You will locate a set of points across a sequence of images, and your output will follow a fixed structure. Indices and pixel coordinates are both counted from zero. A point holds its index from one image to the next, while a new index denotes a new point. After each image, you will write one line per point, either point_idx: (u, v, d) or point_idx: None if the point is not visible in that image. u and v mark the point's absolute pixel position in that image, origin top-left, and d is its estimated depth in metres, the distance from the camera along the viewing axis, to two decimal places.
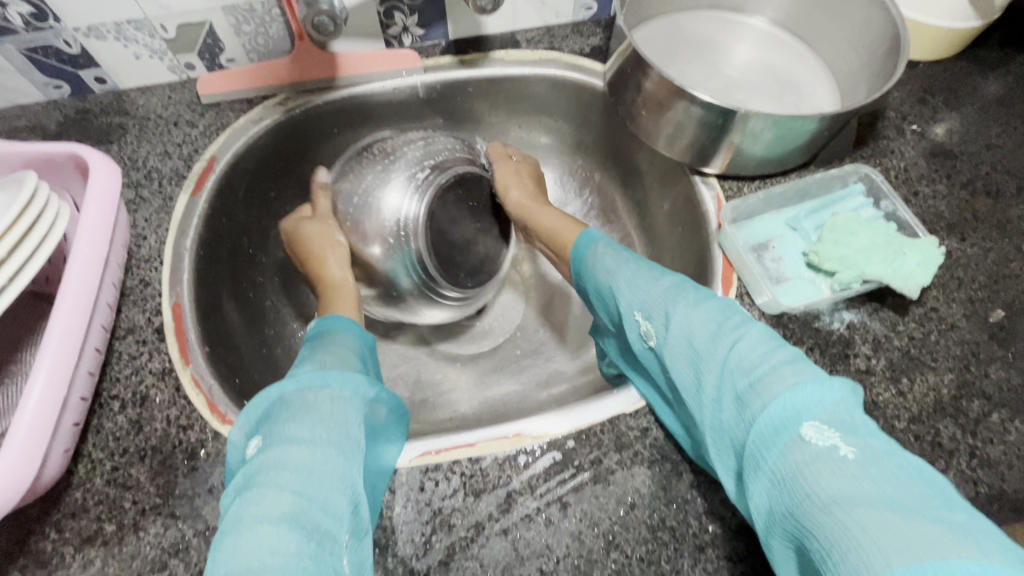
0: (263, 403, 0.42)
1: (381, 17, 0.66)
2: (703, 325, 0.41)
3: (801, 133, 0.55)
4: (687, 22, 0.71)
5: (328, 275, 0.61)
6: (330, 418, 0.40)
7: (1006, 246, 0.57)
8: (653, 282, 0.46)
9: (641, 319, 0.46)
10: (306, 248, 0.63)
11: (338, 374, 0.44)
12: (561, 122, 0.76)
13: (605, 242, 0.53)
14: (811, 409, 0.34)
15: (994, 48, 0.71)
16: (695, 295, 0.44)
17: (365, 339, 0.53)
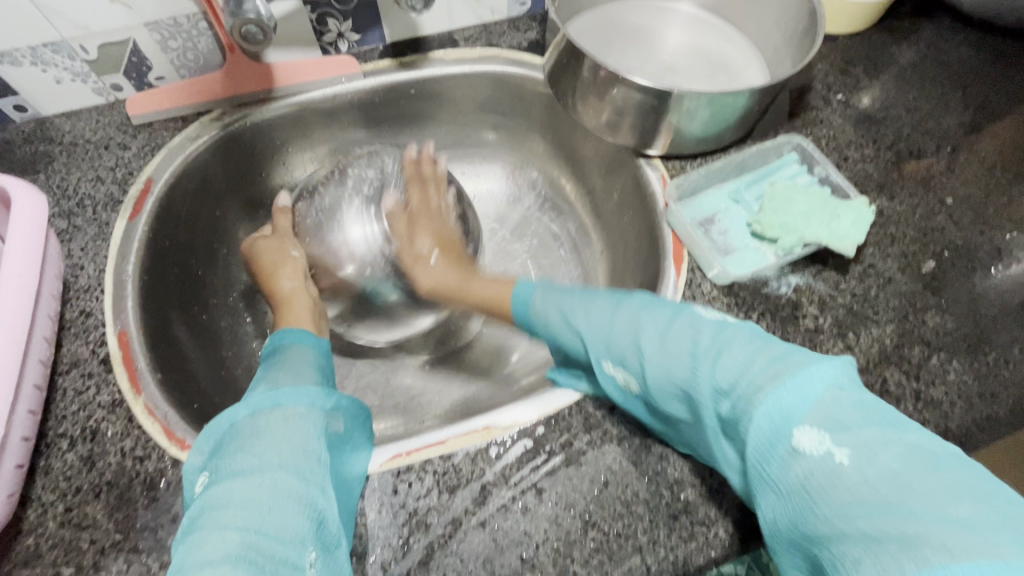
0: (207, 436, 0.42)
1: (315, 24, 0.66)
2: (672, 347, 0.41)
3: (733, 108, 0.57)
4: (619, 12, 0.73)
5: (281, 288, 0.61)
6: (281, 441, 0.40)
7: (930, 201, 0.61)
8: (611, 316, 0.45)
9: (612, 368, 0.45)
10: (259, 266, 0.63)
11: (288, 393, 0.43)
12: (507, 118, 0.77)
13: (549, 290, 0.51)
14: (800, 407, 0.34)
15: (905, 18, 0.75)
16: (657, 317, 0.44)
17: (323, 348, 0.52)
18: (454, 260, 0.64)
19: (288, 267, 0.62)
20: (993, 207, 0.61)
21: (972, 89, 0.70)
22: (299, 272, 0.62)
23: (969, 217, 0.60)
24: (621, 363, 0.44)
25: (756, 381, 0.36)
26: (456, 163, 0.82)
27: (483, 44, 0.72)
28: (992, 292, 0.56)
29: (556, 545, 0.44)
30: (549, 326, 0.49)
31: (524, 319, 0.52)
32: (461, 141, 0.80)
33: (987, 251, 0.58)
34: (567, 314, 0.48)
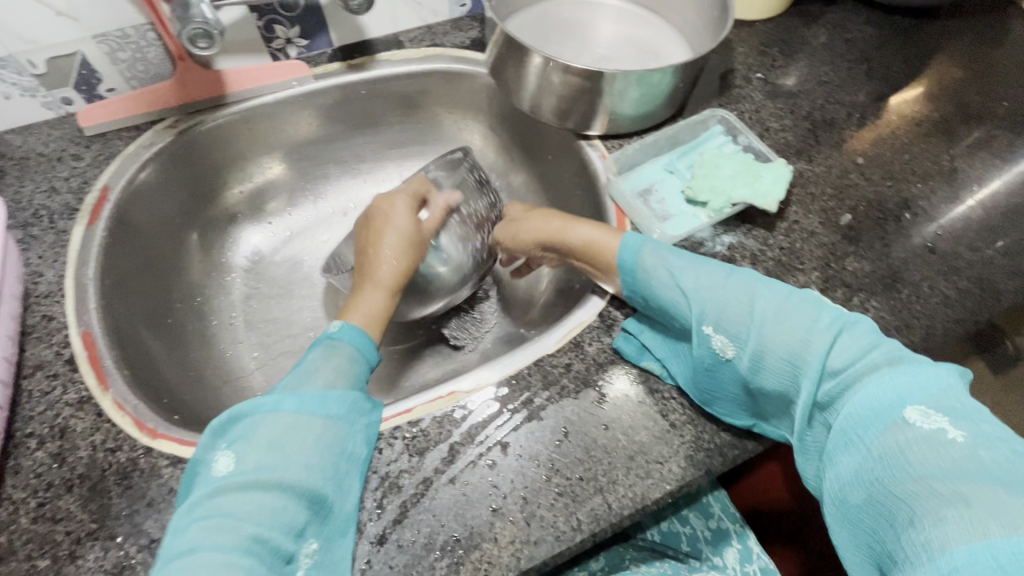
0: (237, 416, 0.45)
1: (263, 31, 0.68)
2: (800, 326, 0.45)
3: (659, 86, 0.62)
4: (551, 9, 0.78)
5: (381, 251, 0.60)
6: (310, 444, 0.44)
7: (844, 162, 0.67)
8: (725, 286, 0.48)
9: (714, 335, 0.48)
10: (376, 234, 0.62)
11: (340, 399, 0.46)
12: (458, 114, 0.81)
13: (658, 246, 0.53)
14: (920, 394, 0.40)
15: (813, 3, 0.83)
16: (785, 295, 0.47)
17: (371, 348, 0.53)
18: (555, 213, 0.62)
19: (396, 236, 0.61)
20: (899, 163, 0.67)
21: (876, 62, 0.77)
22: (407, 254, 0.61)
23: (878, 174, 0.66)
24: (734, 329, 0.47)
25: (883, 370, 0.42)
26: (413, 159, 0.85)
27: (428, 44, 0.76)
28: (902, 237, 0.62)
29: (523, 493, 0.46)
30: (653, 278, 0.51)
31: (629, 268, 0.52)
32: (416, 139, 0.84)
33: (896, 202, 0.64)
34: (675, 272, 0.50)
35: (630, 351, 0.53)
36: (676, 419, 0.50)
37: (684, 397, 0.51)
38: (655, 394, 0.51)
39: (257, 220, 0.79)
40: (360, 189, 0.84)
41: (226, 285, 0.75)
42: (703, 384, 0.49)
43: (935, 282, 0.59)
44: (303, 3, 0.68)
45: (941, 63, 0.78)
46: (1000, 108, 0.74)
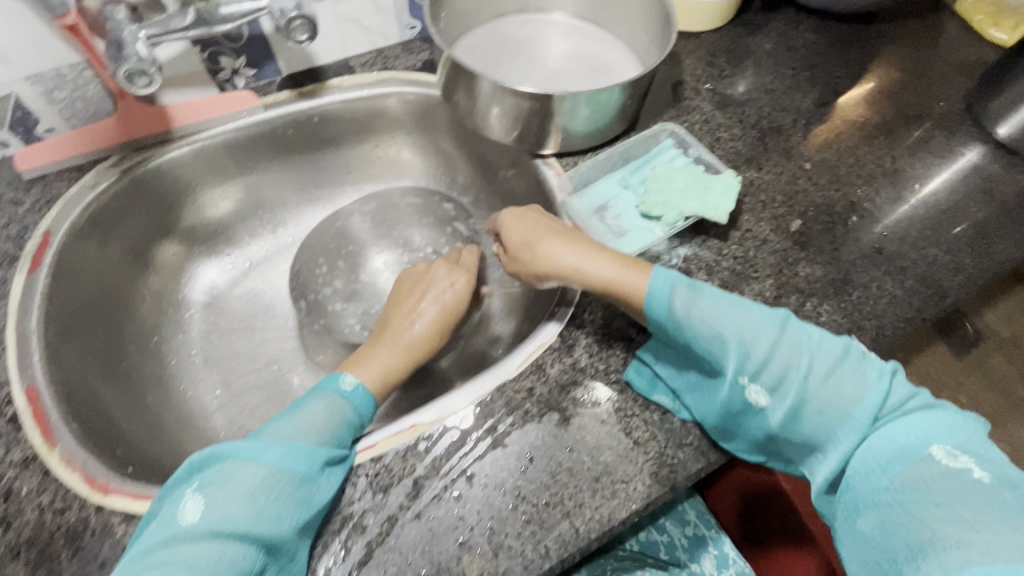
0: (216, 457, 0.45)
1: (207, 63, 0.67)
2: (845, 378, 0.46)
3: (608, 103, 0.63)
4: (502, 28, 0.78)
5: (421, 312, 0.61)
6: (284, 496, 0.43)
7: (793, 168, 0.69)
8: (771, 331, 0.47)
9: (749, 381, 0.47)
10: (414, 292, 0.63)
11: (324, 456, 0.46)
12: (415, 136, 0.81)
13: (691, 287, 0.50)
14: (947, 436, 0.42)
15: (756, 12, 0.85)
16: (832, 345, 0.47)
17: (371, 411, 0.53)
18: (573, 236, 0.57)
19: (440, 296, 0.62)
20: (845, 167, 0.69)
21: (819, 68, 0.80)
22: (439, 319, 0.61)
23: (826, 178, 0.68)
24: (775, 379, 0.46)
25: (919, 418, 0.44)
26: (373, 182, 0.85)
27: (380, 68, 0.76)
28: (850, 240, 0.63)
29: (490, 524, 0.46)
30: (690, 323, 0.49)
31: (663, 317, 0.50)
32: (375, 162, 0.83)
33: (843, 205, 0.66)
34: (715, 317, 0.48)
35: (643, 385, 0.52)
36: (640, 436, 0.51)
37: (647, 413, 0.52)
38: (619, 412, 0.51)
39: (214, 253, 0.77)
40: (319, 214, 0.83)
41: (183, 323, 0.73)
42: (720, 420, 0.49)
43: (883, 282, 0.61)
44: (247, 33, 0.67)
45: (881, 66, 0.81)
46: (937, 107, 0.76)
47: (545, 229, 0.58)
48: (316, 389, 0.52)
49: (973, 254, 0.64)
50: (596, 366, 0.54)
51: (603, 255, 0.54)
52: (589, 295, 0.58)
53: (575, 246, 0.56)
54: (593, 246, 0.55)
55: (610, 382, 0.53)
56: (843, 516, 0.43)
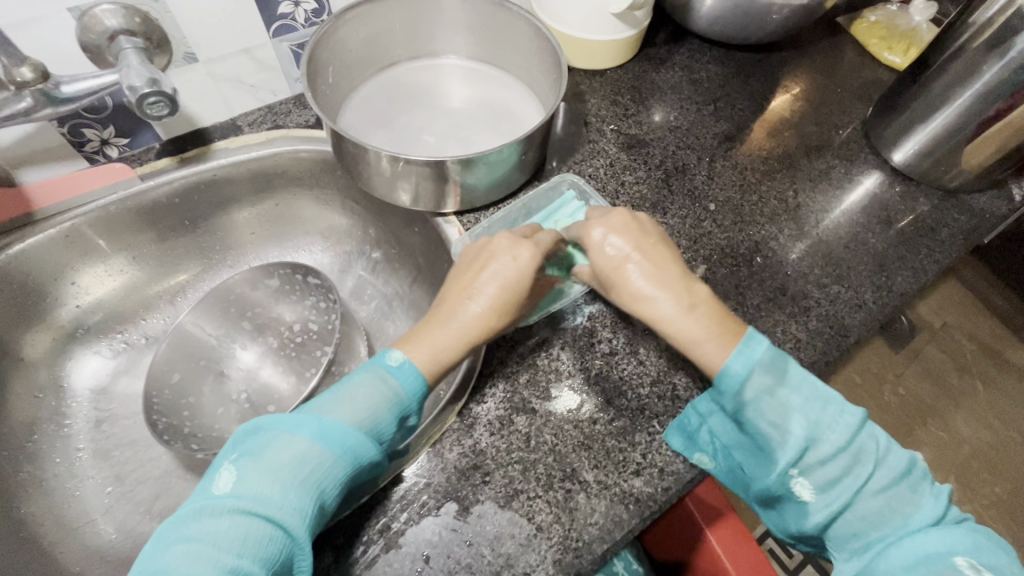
0: (259, 429, 0.45)
1: (69, 137, 0.62)
2: (900, 495, 0.46)
3: (502, 160, 0.61)
4: (396, 77, 0.75)
5: (480, 290, 0.51)
6: (310, 479, 0.42)
7: (697, 210, 0.69)
8: (838, 434, 0.46)
9: (800, 475, 0.47)
10: (474, 267, 0.53)
11: (360, 440, 0.44)
12: (318, 192, 0.76)
13: (770, 373, 0.48)
14: (976, 553, 0.43)
15: (660, 45, 0.85)
16: (895, 461, 0.47)
17: (423, 395, 0.49)
18: (670, 283, 0.52)
19: (502, 272, 0.51)
20: (747, 205, 0.70)
21: (722, 101, 0.80)
22: (500, 298, 0.51)
23: (730, 219, 0.68)
24: (830, 478, 0.46)
25: (958, 537, 0.43)
26: (279, 241, 0.79)
27: (270, 127, 0.72)
28: (754, 282, 0.63)
29: None
30: (756, 411, 0.47)
31: (729, 397, 0.48)
32: (279, 220, 0.78)
33: (747, 246, 0.66)
34: (789, 410, 0.47)
35: (680, 444, 0.52)
36: (542, 520, 0.48)
37: (550, 494, 0.49)
38: (520, 496, 0.49)
39: (101, 335, 0.71)
40: (222, 278, 0.78)
41: (67, 416, 0.67)
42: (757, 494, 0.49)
43: (787, 326, 0.61)
44: (112, 104, 0.61)
45: (783, 96, 0.81)
46: (836, 137, 0.78)
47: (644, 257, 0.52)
48: (370, 362, 0.49)
49: (873, 288, 0.64)
50: (497, 446, 0.52)
51: (692, 318, 0.50)
52: (490, 366, 0.56)
53: (659, 295, 0.51)
54: (684, 300, 0.51)
55: (511, 462, 0.51)
56: None
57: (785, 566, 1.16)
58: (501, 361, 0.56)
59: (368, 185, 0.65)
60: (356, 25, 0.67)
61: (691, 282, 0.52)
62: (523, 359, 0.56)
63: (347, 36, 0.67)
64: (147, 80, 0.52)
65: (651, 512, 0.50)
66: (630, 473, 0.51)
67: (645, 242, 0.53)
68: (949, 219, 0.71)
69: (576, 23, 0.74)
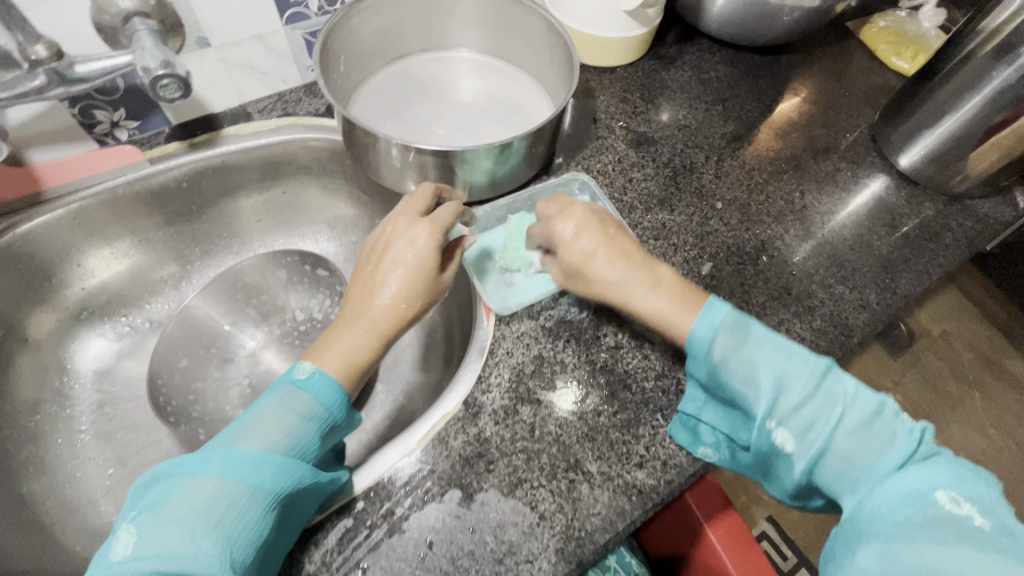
0: (158, 480, 0.42)
1: (79, 118, 0.61)
2: (876, 433, 0.44)
3: (511, 153, 0.61)
4: (408, 69, 0.76)
5: (382, 281, 0.53)
6: (230, 518, 0.40)
7: (704, 208, 0.69)
8: (806, 383, 0.46)
9: (778, 429, 0.46)
10: (372, 262, 0.54)
11: (276, 464, 0.43)
12: (327, 181, 0.76)
13: (734, 332, 0.49)
14: (956, 483, 0.40)
15: (671, 45, 0.85)
16: (865, 401, 0.45)
17: (338, 402, 0.49)
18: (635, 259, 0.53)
19: (401, 260, 0.53)
20: (754, 204, 0.70)
21: (731, 102, 0.80)
22: (405, 286, 0.52)
23: (736, 217, 0.69)
24: (804, 426, 0.45)
25: (936, 471, 0.41)
26: (286, 230, 0.80)
27: (279, 115, 0.72)
28: (759, 280, 0.64)
29: None
30: (726, 368, 0.48)
31: (702, 358, 0.49)
32: (286, 208, 0.78)
33: (753, 245, 0.67)
34: (756, 364, 0.48)
35: (686, 439, 0.52)
36: (546, 509, 0.49)
37: (553, 484, 0.50)
38: (523, 485, 0.49)
39: (106, 318, 0.71)
40: (228, 264, 0.78)
41: (70, 397, 0.67)
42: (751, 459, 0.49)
43: (791, 325, 0.61)
44: (124, 86, 0.61)
45: (791, 98, 0.82)
46: (843, 140, 0.78)
47: (610, 244, 0.53)
48: (276, 384, 0.49)
49: (877, 289, 0.65)
50: (501, 434, 0.52)
51: (657, 291, 0.52)
52: (496, 356, 0.56)
53: (628, 278, 0.52)
54: (648, 283, 0.52)
55: (516, 451, 0.51)
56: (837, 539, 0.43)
57: (780, 568, 1.16)
58: (506, 352, 0.56)
59: (377, 174, 0.66)
60: (369, 14, 0.67)
61: (653, 263, 0.54)
62: (528, 350, 0.57)
63: (359, 26, 0.67)
64: (161, 62, 0.52)
65: (653, 504, 0.50)
66: (633, 465, 0.51)
67: (606, 227, 0.55)
68: (953, 224, 0.72)
69: (587, 20, 0.75)
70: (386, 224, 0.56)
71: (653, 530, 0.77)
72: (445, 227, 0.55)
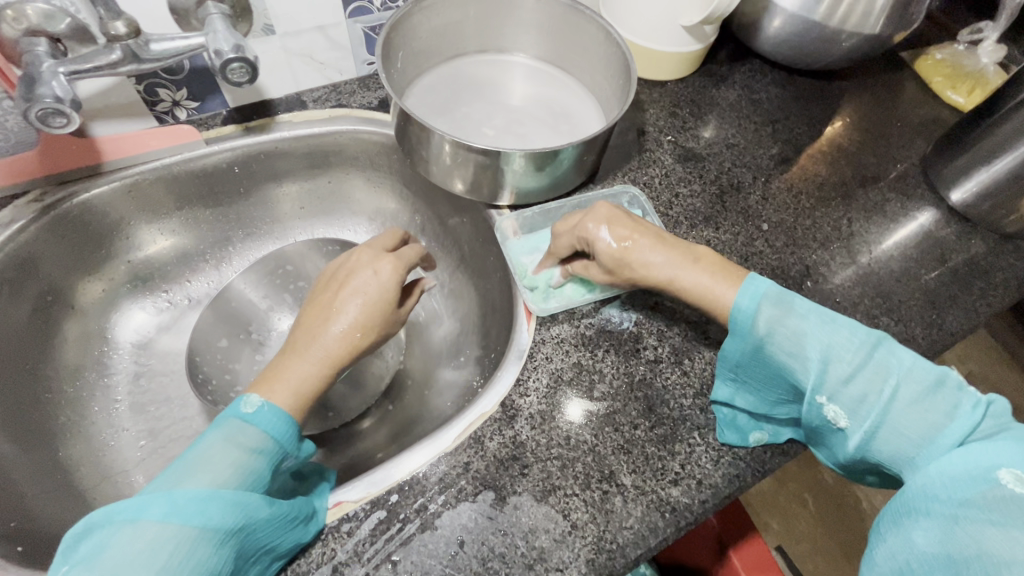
0: (96, 527, 0.40)
1: (144, 95, 0.63)
2: (934, 409, 0.44)
3: (563, 159, 0.61)
4: (463, 69, 0.76)
5: (341, 309, 0.53)
6: (178, 562, 0.38)
7: (749, 228, 0.69)
8: (859, 356, 0.46)
9: (827, 404, 0.47)
10: (331, 291, 0.55)
11: (225, 500, 0.41)
12: (373, 174, 0.77)
13: (779, 305, 0.49)
14: (1021, 461, 0.38)
15: (722, 63, 0.85)
16: (923, 374, 0.45)
17: (288, 433, 0.47)
18: (669, 240, 0.55)
19: (363, 289, 0.54)
20: (801, 228, 0.69)
21: (781, 123, 0.80)
22: (363, 315, 0.53)
23: (782, 240, 0.68)
24: (856, 399, 0.45)
25: (999, 446, 0.40)
26: (327, 218, 0.81)
27: (333, 105, 0.73)
28: None
29: None
30: (773, 343, 0.48)
31: (745, 332, 0.49)
32: (329, 197, 0.79)
33: (797, 269, 0.66)
34: (803, 337, 0.47)
35: (736, 439, 0.53)
36: (578, 518, 0.48)
37: (587, 493, 0.49)
38: (557, 492, 0.49)
39: (148, 291, 0.73)
40: (267, 249, 0.79)
41: (109, 366, 0.68)
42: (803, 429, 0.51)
43: None
44: (189, 67, 0.63)
45: (841, 124, 0.81)
46: (893, 170, 0.77)
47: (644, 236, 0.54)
48: (221, 417, 0.46)
49: (924, 324, 0.64)
50: (537, 439, 0.52)
51: (694, 265, 0.53)
52: (535, 360, 0.56)
53: (665, 254, 0.54)
54: (688, 259, 0.54)
55: (551, 457, 0.51)
56: (885, 510, 0.43)
57: None
58: (546, 357, 0.56)
59: (426, 171, 0.66)
60: (430, 12, 0.68)
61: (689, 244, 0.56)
62: (568, 356, 0.57)
63: (420, 23, 0.68)
64: (233, 46, 0.54)
65: (685, 523, 0.49)
66: (667, 482, 0.51)
67: (634, 221, 0.56)
68: (1004, 263, 0.70)
69: (643, 32, 0.75)
70: (350, 257, 0.58)
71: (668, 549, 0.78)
72: (407, 267, 0.58)
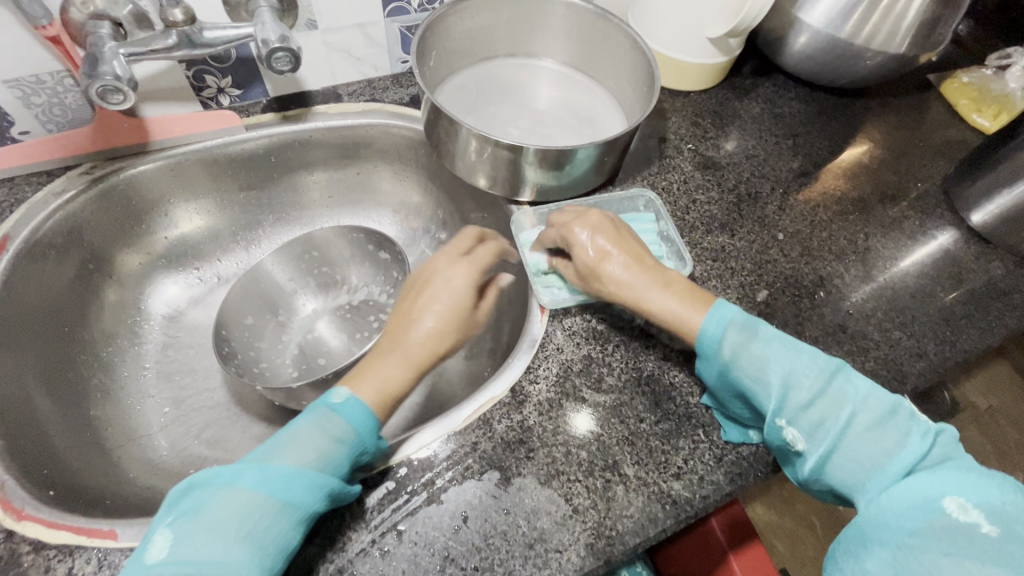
0: (195, 487, 0.43)
1: (192, 80, 0.67)
2: (888, 435, 0.45)
3: (584, 159, 0.63)
4: (492, 71, 0.79)
5: (421, 315, 0.57)
6: (261, 531, 0.41)
7: (765, 237, 0.70)
8: (818, 382, 0.47)
9: (787, 427, 0.48)
10: (413, 298, 0.59)
11: (307, 481, 0.43)
12: (400, 167, 0.80)
13: (744, 330, 0.50)
14: (964, 490, 0.40)
15: (746, 77, 0.87)
16: (880, 402, 0.47)
17: (371, 427, 0.49)
18: (647, 262, 0.56)
19: (442, 295, 0.58)
20: (816, 239, 0.70)
21: (802, 137, 0.81)
22: (444, 320, 0.56)
23: (797, 250, 0.69)
24: (815, 425, 0.47)
25: (944, 476, 0.41)
26: (353, 208, 0.84)
27: (366, 99, 0.76)
28: (815, 315, 0.64)
29: None
30: (737, 366, 0.50)
31: (710, 353, 0.51)
32: (357, 187, 0.83)
33: (811, 279, 0.67)
34: (766, 361, 0.49)
35: (738, 436, 0.53)
36: (580, 503, 0.49)
37: (589, 480, 0.51)
38: (561, 477, 0.50)
39: (181, 267, 0.76)
40: (294, 234, 0.83)
41: (140, 335, 0.72)
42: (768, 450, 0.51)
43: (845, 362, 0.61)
44: (236, 56, 0.67)
45: (862, 141, 0.82)
46: (914, 188, 0.78)
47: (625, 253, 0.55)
48: (313, 404, 0.49)
49: (937, 340, 0.64)
50: (544, 425, 0.53)
51: (667, 289, 0.53)
52: (546, 350, 0.58)
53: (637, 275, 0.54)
54: (663, 280, 0.54)
55: (556, 444, 0.52)
56: (841, 539, 0.44)
57: None
58: (557, 348, 0.58)
59: (451, 165, 0.69)
60: (465, 15, 0.71)
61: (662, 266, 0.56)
62: (578, 349, 0.58)
63: (454, 25, 0.71)
64: (279, 36, 0.57)
65: (686, 516, 0.50)
66: (670, 475, 0.52)
67: (619, 236, 0.57)
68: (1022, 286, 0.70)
69: (668, 43, 0.77)
70: (430, 264, 0.62)
71: (668, 553, 0.77)
72: (479, 268, 0.62)
